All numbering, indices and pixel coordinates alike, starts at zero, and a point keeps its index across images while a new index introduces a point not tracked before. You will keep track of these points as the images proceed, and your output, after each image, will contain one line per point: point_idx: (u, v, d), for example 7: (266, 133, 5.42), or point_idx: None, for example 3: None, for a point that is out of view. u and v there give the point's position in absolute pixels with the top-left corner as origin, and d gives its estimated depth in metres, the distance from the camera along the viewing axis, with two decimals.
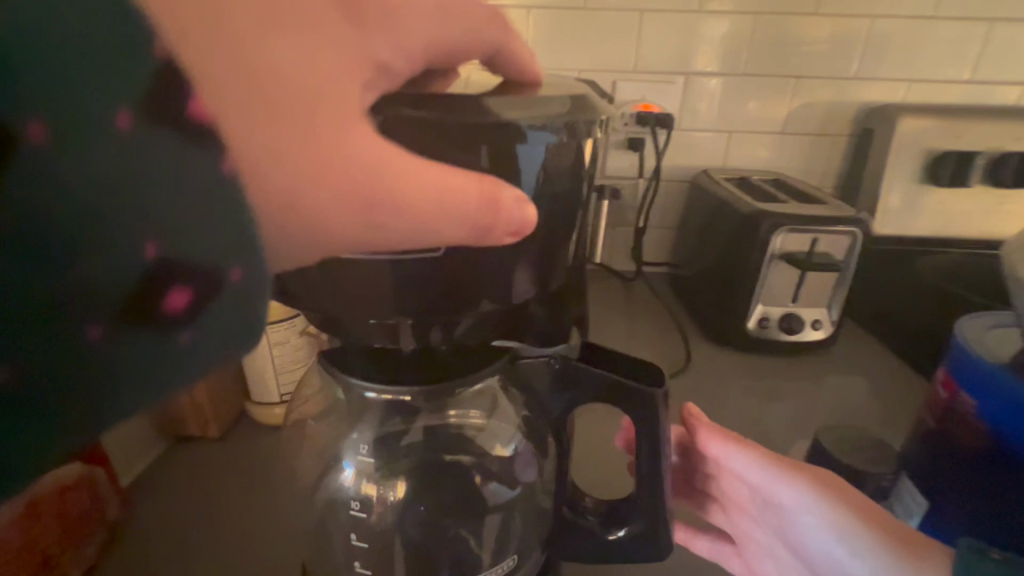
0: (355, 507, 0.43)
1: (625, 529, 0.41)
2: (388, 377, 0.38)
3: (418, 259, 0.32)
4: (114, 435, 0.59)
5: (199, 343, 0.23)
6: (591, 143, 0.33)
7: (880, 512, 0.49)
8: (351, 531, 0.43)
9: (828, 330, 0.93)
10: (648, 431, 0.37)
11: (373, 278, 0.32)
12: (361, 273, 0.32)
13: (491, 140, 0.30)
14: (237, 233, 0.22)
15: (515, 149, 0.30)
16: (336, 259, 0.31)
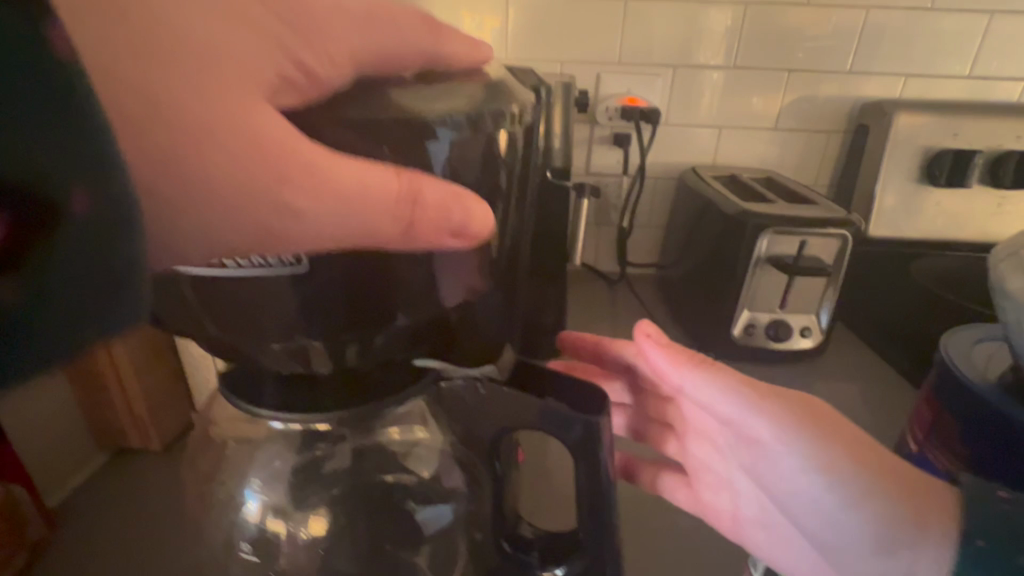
0: (245, 550, 0.41)
1: (566, 567, 0.37)
2: (303, 405, 0.34)
3: (315, 266, 0.27)
4: (43, 450, 0.56)
5: (50, 288, 0.20)
6: (507, 134, 0.28)
7: (867, 447, 0.44)
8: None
9: (817, 337, 0.89)
10: (586, 460, 0.34)
11: (256, 298, 0.27)
12: (245, 294, 0.27)
13: (384, 141, 0.25)
14: (80, 156, 0.19)
15: (424, 147, 0.26)
16: (210, 277, 0.27)
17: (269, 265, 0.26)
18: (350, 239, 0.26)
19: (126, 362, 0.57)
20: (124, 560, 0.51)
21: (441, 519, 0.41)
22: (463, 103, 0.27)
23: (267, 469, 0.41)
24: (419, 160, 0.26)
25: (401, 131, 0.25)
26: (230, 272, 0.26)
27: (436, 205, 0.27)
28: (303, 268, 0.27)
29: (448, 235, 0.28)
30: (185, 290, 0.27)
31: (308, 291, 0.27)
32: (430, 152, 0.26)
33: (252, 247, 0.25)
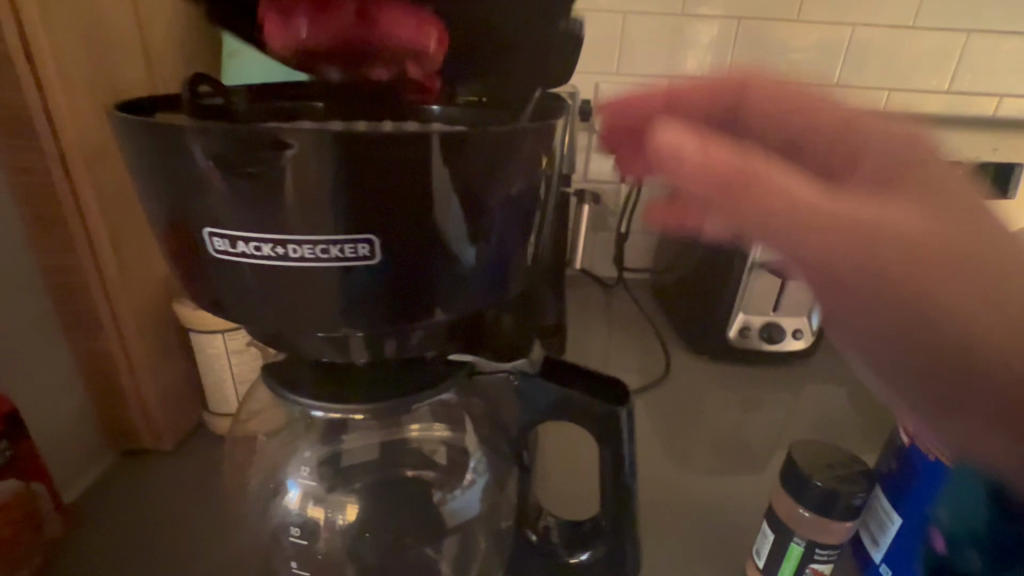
0: (295, 533, 0.42)
1: (590, 552, 0.40)
2: (338, 394, 0.36)
3: (361, 266, 0.29)
4: (57, 449, 0.56)
5: None
6: (547, 127, 0.31)
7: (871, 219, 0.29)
8: (293, 560, 0.42)
9: (808, 339, 0.93)
10: (611, 452, 0.36)
11: (315, 291, 0.29)
12: (303, 286, 0.29)
13: (440, 136, 0.27)
14: None
15: (476, 141, 0.28)
16: (273, 269, 0.29)
17: (340, 256, 0.28)
18: (407, 233, 0.28)
19: (141, 361, 0.57)
20: (148, 556, 0.53)
21: (468, 510, 0.42)
22: None
23: (303, 459, 0.42)
24: (467, 147, 0.27)
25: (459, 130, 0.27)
26: (300, 262, 0.28)
27: (487, 211, 0.30)
28: (372, 262, 0.29)
29: (493, 233, 0.31)
30: (247, 279, 0.29)
31: (358, 283, 0.29)
32: (485, 149, 0.28)
33: (327, 240, 0.28)
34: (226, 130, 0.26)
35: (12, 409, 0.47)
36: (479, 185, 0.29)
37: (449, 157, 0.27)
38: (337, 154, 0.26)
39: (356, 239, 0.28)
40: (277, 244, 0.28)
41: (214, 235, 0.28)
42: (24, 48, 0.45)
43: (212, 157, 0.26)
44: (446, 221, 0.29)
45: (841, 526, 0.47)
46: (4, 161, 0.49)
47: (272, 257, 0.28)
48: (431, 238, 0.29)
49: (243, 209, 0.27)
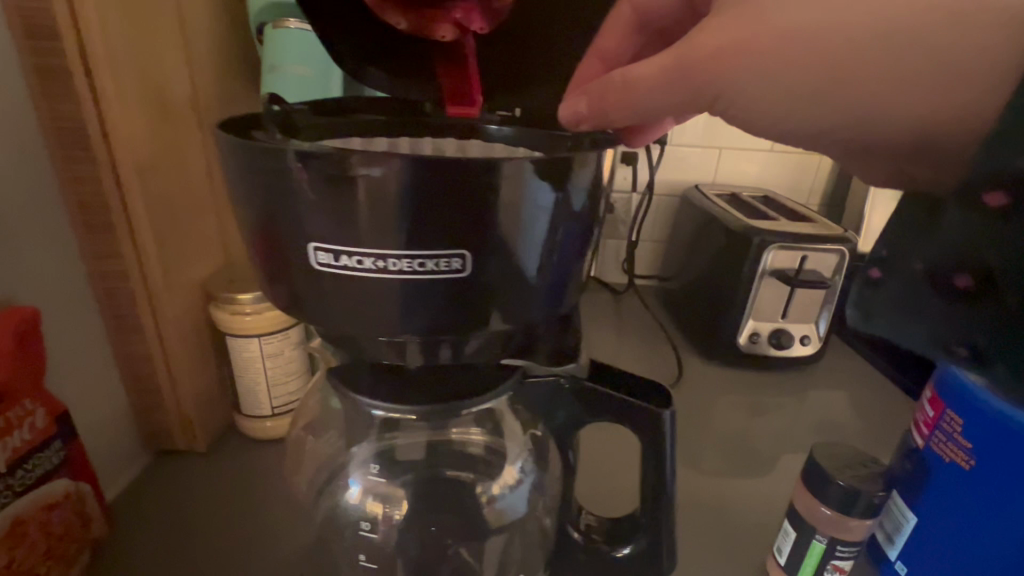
0: (365, 528, 0.43)
1: (631, 546, 0.41)
2: (396, 396, 0.37)
3: (441, 279, 0.31)
4: (98, 448, 0.58)
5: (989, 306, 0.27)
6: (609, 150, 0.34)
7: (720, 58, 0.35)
8: (360, 554, 0.43)
9: (816, 344, 0.96)
10: (654, 454, 0.38)
11: (399, 300, 0.31)
12: (387, 295, 0.31)
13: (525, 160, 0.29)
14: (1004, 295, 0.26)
15: (556, 165, 0.30)
16: (353, 279, 0.31)
17: (433, 270, 0.31)
18: (488, 248, 0.31)
19: (181, 364, 0.59)
20: (189, 554, 0.55)
21: (515, 509, 0.44)
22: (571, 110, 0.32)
23: (362, 457, 0.44)
24: (539, 164, 0.30)
25: (543, 156, 0.30)
26: (401, 275, 0.30)
27: (555, 230, 0.32)
28: (463, 276, 0.31)
29: (556, 250, 0.33)
30: (330, 285, 0.31)
31: (443, 294, 0.31)
32: (560, 171, 0.30)
33: (423, 255, 0.30)
34: (329, 152, 0.28)
35: (66, 409, 0.48)
36: (547, 202, 0.31)
37: (532, 178, 0.30)
38: (430, 175, 0.28)
39: (451, 254, 0.30)
40: (377, 258, 0.30)
41: (319, 250, 0.30)
42: (83, 62, 0.47)
43: (303, 163, 0.28)
44: (527, 237, 0.31)
45: (860, 524, 0.49)
46: (59, 170, 0.50)
47: (372, 269, 0.30)
48: (506, 252, 0.31)
49: (337, 224, 0.29)
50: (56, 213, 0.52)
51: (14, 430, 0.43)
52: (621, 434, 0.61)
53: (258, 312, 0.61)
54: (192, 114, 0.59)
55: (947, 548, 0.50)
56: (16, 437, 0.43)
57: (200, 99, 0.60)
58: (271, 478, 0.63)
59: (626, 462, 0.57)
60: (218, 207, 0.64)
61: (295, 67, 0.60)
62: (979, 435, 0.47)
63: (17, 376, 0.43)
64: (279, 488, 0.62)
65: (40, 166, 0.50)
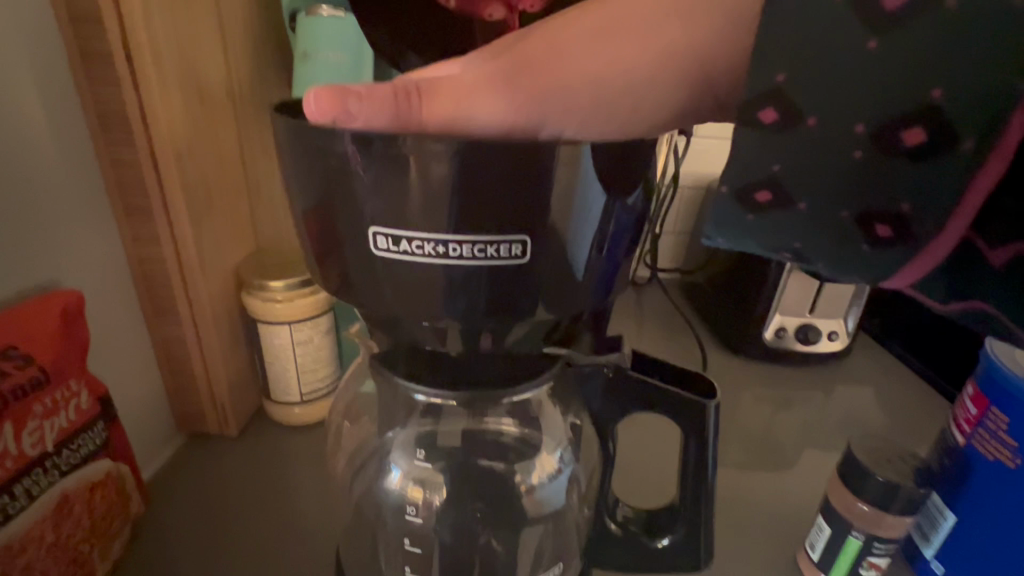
0: (411, 512, 0.43)
1: (669, 537, 0.41)
2: (437, 383, 0.38)
3: (499, 265, 0.31)
4: (134, 429, 0.59)
5: (905, 167, 0.24)
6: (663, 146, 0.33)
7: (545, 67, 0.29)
8: (404, 537, 0.44)
9: (844, 340, 0.95)
10: (696, 444, 0.38)
11: (454, 285, 0.31)
12: (445, 281, 0.31)
13: (587, 149, 0.29)
14: (934, 161, 0.23)
15: (613, 155, 0.30)
16: (405, 264, 0.31)
17: (495, 255, 0.30)
18: (545, 235, 0.30)
19: (215, 349, 0.60)
20: (220, 536, 0.56)
21: (556, 499, 0.44)
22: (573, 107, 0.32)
23: (403, 442, 0.44)
24: (595, 151, 0.29)
25: (601, 143, 0.29)
26: (459, 260, 0.30)
27: (608, 221, 0.32)
28: (523, 262, 0.31)
29: (608, 240, 0.32)
30: (381, 270, 0.31)
31: (501, 279, 0.31)
32: (618, 157, 0.30)
33: (486, 241, 0.30)
34: (390, 136, 0.28)
35: (107, 391, 0.48)
36: (600, 190, 0.30)
37: (589, 165, 0.29)
38: (488, 159, 0.28)
39: (513, 239, 0.30)
40: (440, 243, 0.30)
41: (379, 234, 0.30)
42: (125, 47, 0.47)
43: (361, 151, 0.28)
44: (583, 224, 0.31)
45: (897, 521, 0.48)
46: (101, 155, 0.51)
47: (434, 255, 0.30)
48: (560, 239, 0.31)
49: (393, 208, 0.29)
50: (97, 199, 0.52)
51: (59, 410, 0.44)
52: (655, 421, 0.61)
53: (290, 300, 0.61)
54: (226, 99, 0.59)
55: (988, 546, 0.49)
56: (61, 417, 0.44)
57: (234, 86, 0.60)
58: (300, 464, 0.64)
59: (663, 455, 0.57)
60: (251, 195, 0.64)
61: (330, 55, 0.60)
62: None
63: (64, 357, 0.44)
64: (309, 473, 0.63)
65: (82, 151, 0.51)
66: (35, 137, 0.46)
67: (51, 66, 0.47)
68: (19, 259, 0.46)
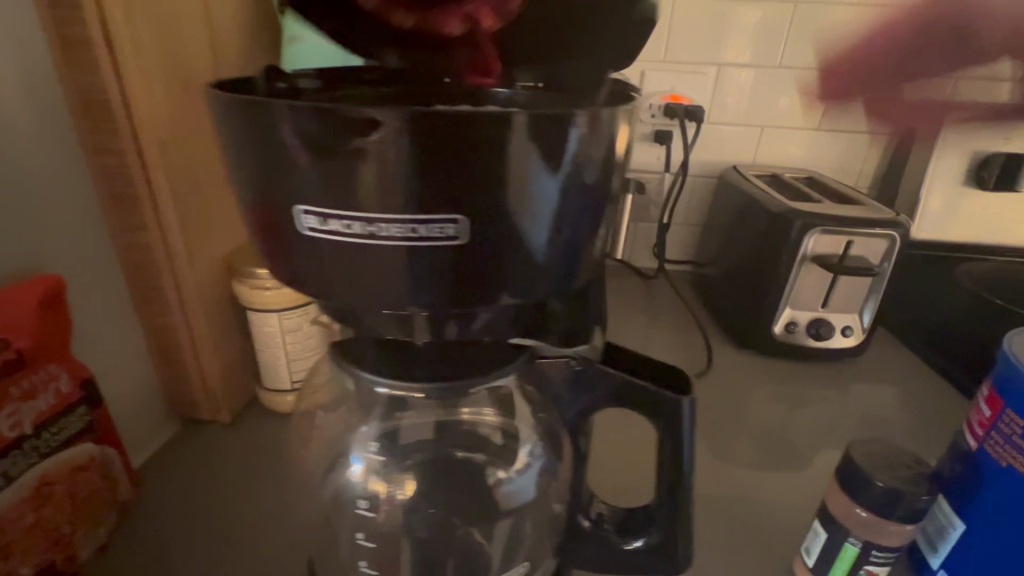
0: (363, 505, 0.43)
1: (645, 539, 0.40)
2: (398, 372, 0.36)
3: (440, 248, 0.29)
4: (124, 416, 0.59)
5: None
6: (623, 128, 0.31)
7: None
8: (357, 531, 0.43)
9: (860, 336, 0.90)
10: (672, 441, 0.36)
11: (403, 271, 0.30)
12: (388, 266, 0.30)
13: (527, 119, 0.27)
14: None
15: (560, 127, 0.27)
16: (352, 249, 0.29)
17: (430, 237, 0.29)
18: (493, 216, 0.28)
19: (204, 336, 0.60)
20: (205, 522, 0.56)
21: (523, 495, 0.43)
22: None
23: (363, 435, 0.43)
24: (550, 132, 0.27)
25: (549, 114, 0.27)
26: (392, 243, 0.29)
27: (566, 203, 0.30)
28: (460, 244, 0.29)
29: (567, 222, 0.30)
30: (326, 256, 0.30)
31: (442, 264, 0.29)
32: (566, 131, 0.28)
33: (416, 220, 0.28)
34: (321, 108, 0.26)
35: (91, 376, 0.49)
36: (559, 169, 0.29)
37: (534, 138, 0.27)
38: (422, 130, 0.26)
39: (445, 219, 0.28)
40: (368, 223, 0.28)
41: (307, 213, 0.29)
42: (103, 32, 0.47)
43: (300, 138, 0.27)
44: (530, 203, 0.29)
45: (900, 529, 0.45)
46: (84, 141, 0.51)
47: (362, 235, 0.29)
48: (514, 222, 0.29)
49: (332, 190, 0.28)
50: (82, 185, 0.53)
51: (38, 394, 0.44)
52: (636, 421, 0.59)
53: (278, 287, 0.61)
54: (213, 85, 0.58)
55: (1001, 559, 0.45)
56: (41, 401, 0.44)
57: (221, 72, 0.59)
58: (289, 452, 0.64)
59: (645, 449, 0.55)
60: None
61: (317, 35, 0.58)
62: None
63: (44, 341, 0.44)
64: None
65: (66, 138, 0.51)
66: (15, 123, 0.47)
67: (30, 52, 0.47)
68: (1, 245, 0.47)
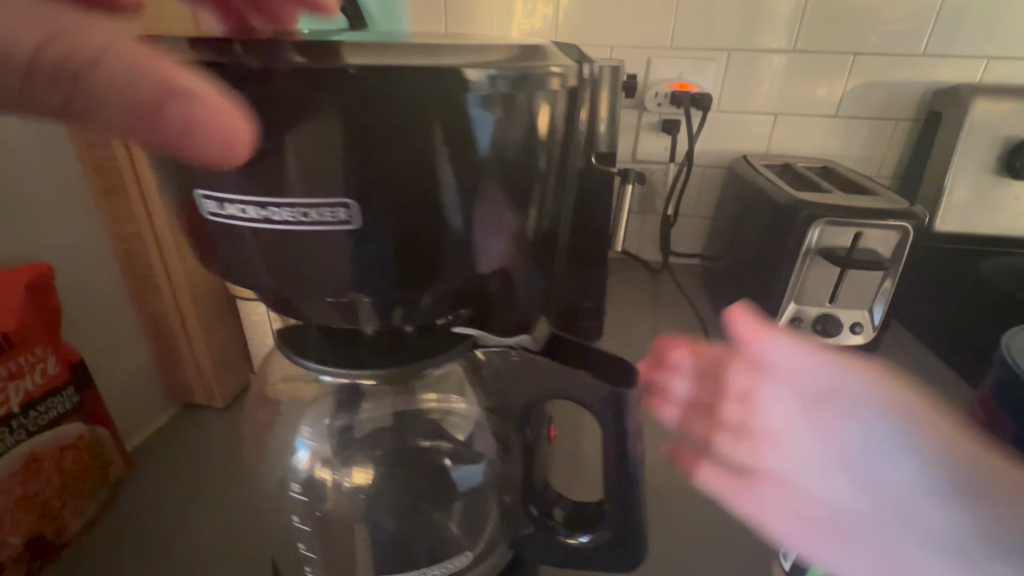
0: (295, 490, 0.44)
1: (591, 535, 0.39)
2: (343, 360, 0.36)
3: (343, 232, 0.28)
4: (119, 399, 0.62)
5: None
6: (545, 115, 0.29)
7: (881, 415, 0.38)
8: (294, 514, 0.44)
9: (869, 335, 0.86)
10: (617, 433, 0.35)
11: (324, 257, 0.29)
12: (303, 251, 0.29)
13: (434, 103, 0.26)
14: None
15: (468, 113, 0.27)
16: (261, 238, 0.29)
17: (321, 220, 0.28)
18: (413, 201, 0.28)
19: (194, 323, 0.62)
20: (190, 503, 0.58)
21: (470, 479, 0.44)
22: (493, 57, 0.28)
23: (316, 420, 0.44)
24: (464, 116, 0.27)
25: (460, 101, 0.27)
26: (287, 226, 0.28)
27: (490, 186, 0.29)
28: (353, 228, 0.28)
29: (489, 207, 0.30)
30: (246, 244, 0.30)
31: (359, 248, 0.29)
32: (477, 117, 0.27)
33: (307, 205, 0.27)
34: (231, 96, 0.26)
35: (79, 358, 0.51)
36: (479, 154, 0.28)
37: (444, 120, 0.27)
38: (321, 118, 0.26)
39: (335, 203, 0.27)
40: (260, 206, 0.27)
41: (205, 198, 0.28)
42: None
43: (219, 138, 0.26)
44: (445, 188, 0.28)
45: None
46: (75, 137, 0.54)
47: (256, 219, 0.28)
48: (436, 207, 0.29)
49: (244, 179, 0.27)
50: (74, 178, 0.55)
51: (25, 374, 0.47)
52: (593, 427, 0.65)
53: None
54: None
55: None
56: (28, 380, 0.47)
57: None
58: None
59: (591, 443, 0.61)
60: None
61: None
62: None
63: (30, 323, 0.47)
64: None
65: (57, 133, 0.53)
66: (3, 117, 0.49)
67: None
68: None
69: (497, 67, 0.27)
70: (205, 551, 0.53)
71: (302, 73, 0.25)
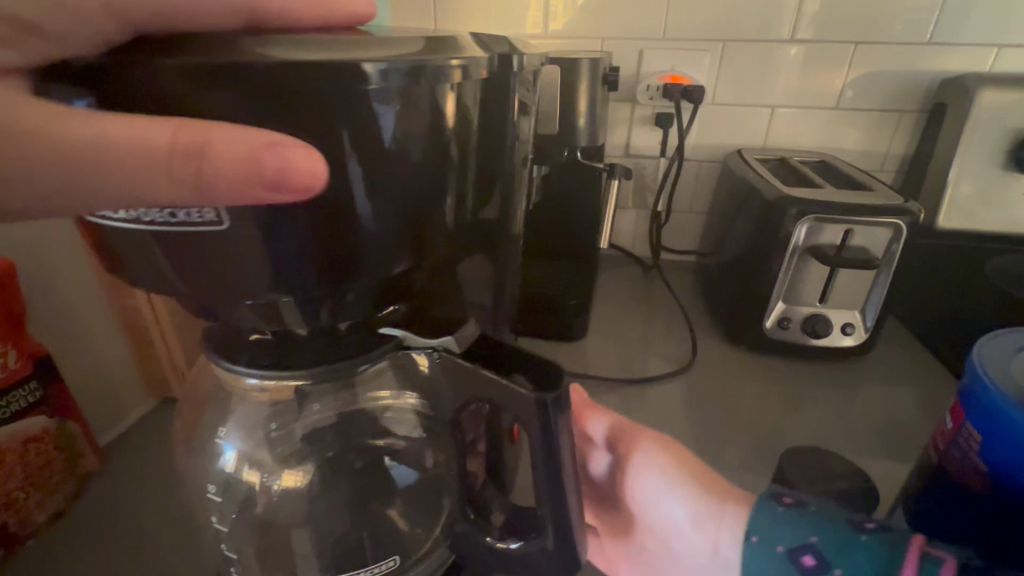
0: (210, 490, 0.45)
1: (521, 542, 0.38)
2: (273, 362, 0.36)
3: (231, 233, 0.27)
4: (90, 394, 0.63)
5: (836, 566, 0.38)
6: (452, 106, 0.29)
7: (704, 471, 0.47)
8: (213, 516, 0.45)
9: (861, 336, 0.83)
10: (543, 439, 0.34)
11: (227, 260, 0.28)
12: (203, 253, 0.28)
13: (326, 97, 0.25)
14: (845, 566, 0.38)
15: (367, 107, 0.26)
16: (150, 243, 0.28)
17: (191, 220, 0.27)
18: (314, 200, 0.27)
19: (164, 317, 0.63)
20: (156, 496, 0.59)
21: (404, 478, 0.44)
22: (397, 49, 0.27)
23: (254, 421, 0.43)
24: (359, 110, 0.26)
25: (352, 93, 0.25)
26: (160, 227, 0.27)
27: (395, 183, 0.28)
28: (228, 227, 0.27)
29: (399, 205, 0.29)
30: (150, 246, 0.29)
31: (262, 249, 0.28)
32: (376, 111, 0.26)
33: (173, 203, 0.27)
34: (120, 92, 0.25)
35: (44, 352, 0.52)
36: (383, 149, 0.27)
37: (339, 114, 0.26)
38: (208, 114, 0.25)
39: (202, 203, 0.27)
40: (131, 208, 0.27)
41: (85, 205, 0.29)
42: None
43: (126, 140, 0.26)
44: (348, 186, 0.27)
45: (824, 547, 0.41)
46: None
47: (129, 220, 0.28)
48: (340, 206, 0.28)
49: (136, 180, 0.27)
50: None
51: None
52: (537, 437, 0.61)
53: None
54: None
55: None
56: None
57: None
58: None
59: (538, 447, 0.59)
60: None
61: None
62: (1002, 457, 0.38)
63: None
64: None
65: None
66: None
67: None
68: None
69: (392, 59, 0.26)
70: (167, 544, 0.54)
71: (177, 69, 0.23)
